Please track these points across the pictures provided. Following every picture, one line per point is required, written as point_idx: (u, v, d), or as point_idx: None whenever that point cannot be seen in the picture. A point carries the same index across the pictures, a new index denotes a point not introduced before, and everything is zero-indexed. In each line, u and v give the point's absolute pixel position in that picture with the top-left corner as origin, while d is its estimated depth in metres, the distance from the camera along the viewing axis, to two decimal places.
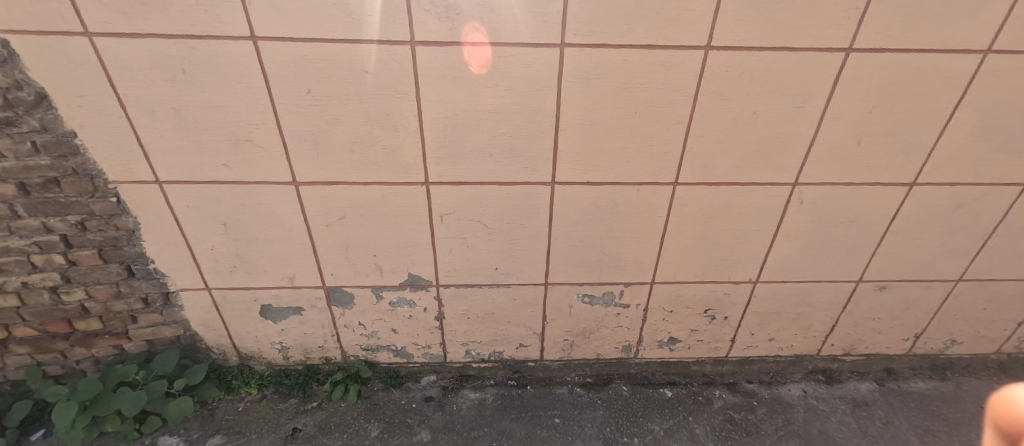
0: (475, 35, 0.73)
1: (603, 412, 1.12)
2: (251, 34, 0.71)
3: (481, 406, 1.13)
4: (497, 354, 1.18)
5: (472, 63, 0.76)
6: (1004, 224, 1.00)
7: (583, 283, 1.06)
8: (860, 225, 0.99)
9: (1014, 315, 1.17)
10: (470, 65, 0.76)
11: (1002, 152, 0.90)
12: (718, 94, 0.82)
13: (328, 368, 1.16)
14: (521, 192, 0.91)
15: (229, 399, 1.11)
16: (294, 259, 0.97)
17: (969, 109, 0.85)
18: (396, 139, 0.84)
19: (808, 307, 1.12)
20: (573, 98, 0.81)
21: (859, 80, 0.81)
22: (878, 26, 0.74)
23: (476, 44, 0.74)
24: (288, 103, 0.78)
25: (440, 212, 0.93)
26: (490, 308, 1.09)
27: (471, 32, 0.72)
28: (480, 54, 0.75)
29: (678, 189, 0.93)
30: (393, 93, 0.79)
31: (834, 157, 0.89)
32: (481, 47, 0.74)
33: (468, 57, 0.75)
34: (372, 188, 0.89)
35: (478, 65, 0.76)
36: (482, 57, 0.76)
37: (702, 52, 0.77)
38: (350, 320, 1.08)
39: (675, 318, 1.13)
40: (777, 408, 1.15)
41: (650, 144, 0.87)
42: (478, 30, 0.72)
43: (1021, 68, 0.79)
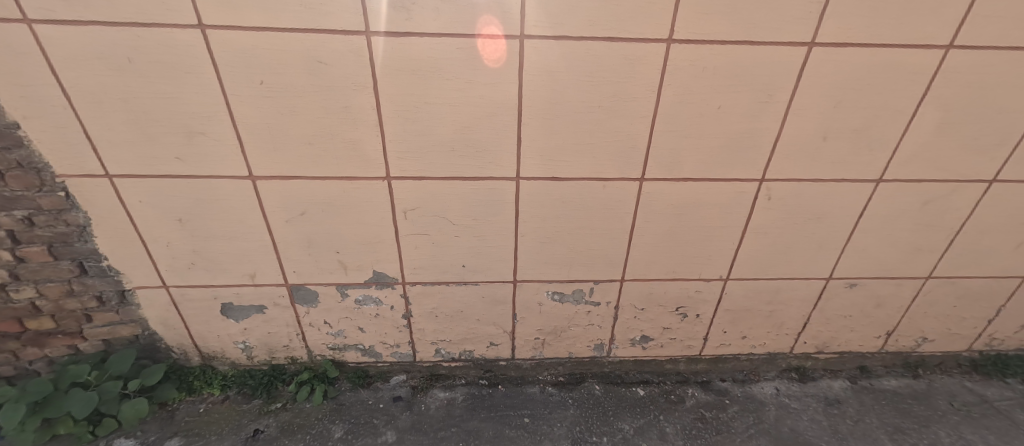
0: (490, 28, 0.72)
1: (573, 411, 1.11)
2: (199, 23, 0.68)
3: (451, 406, 1.11)
4: (468, 354, 1.16)
5: (490, 58, 0.75)
6: (972, 221, 1.00)
7: (552, 281, 1.04)
8: (828, 222, 0.99)
9: (983, 312, 1.17)
10: (489, 61, 0.75)
11: (967, 149, 0.90)
12: (683, 89, 0.80)
13: (294, 368, 1.14)
14: (486, 187, 0.90)
15: (190, 400, 1.08)
16: (254, 256, 0.95)
17: (934, 104, 0.84)
18: (354, 133, 0.81)
19: (779, 304, 1.12)
20: (535, 91, 0.79)
21: (823, 74, 0.80)
22: (840, 19, 0.74)
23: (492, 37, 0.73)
24: (241, 94, 0.76)
25: (403, 207, 0.91)
26: (459, 305, 1.07)
27: (487, 26, 0.71)
28: (495, 47, 0.74)
29: (645, 184, 0.91)
30: (350, 85, 0.77)
31: (801, 153, 0.88)
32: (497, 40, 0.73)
33: (485, 52, 0.75)
34: (331, 182, 0.87)
35: (492, 59, 0.75)
36: (498, 51, 0.74)
37: (664, 46, 0.75)
38: (315, 318, 1.05)
39: (647, 315, 1.12)
40: (749, 406, 1.14)
41: (617, 139, 0.85)
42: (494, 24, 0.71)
43: (981, 63, 0.79)
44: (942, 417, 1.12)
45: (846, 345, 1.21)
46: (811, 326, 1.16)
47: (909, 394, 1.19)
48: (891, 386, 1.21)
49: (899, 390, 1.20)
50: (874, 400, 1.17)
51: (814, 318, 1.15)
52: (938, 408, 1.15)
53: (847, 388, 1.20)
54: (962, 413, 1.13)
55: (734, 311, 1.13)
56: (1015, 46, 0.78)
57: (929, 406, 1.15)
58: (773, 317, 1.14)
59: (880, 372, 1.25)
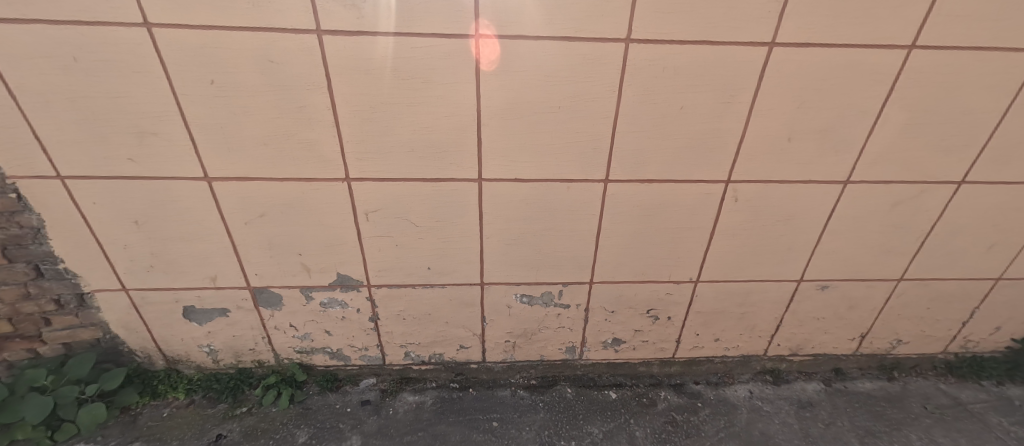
0: (485, 32, 0.71)
1: (543, 415, 1.10)
2: (144, 21, 0.66)
3: (419, 410, 1.10)
4: (438, 357, 1.15)
5: (487, 61, 0.75)
6: (942, 223, 1.00)
7: (520, 283, 1.03)
8: (797, 224, 0.98)
9: (957, 314, 1.16)
10: (486, 64, 0.75)
11: (935, 150, 0.89)
12: (644, 90, 0.79)
13: (262, 372, 1.13)
14: (448, 189, 0.88)
15: (154, 404, 1.07)
16: (214, 258, 0.93)
17: (899, 105, 0.83)
18: (311, 134, 0.80)
19: (751, 306, 1.11)
20: (493, 92, 0.78)
21: (786, 74, 0.78)
22: (800, 19, 0.72)
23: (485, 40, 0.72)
24: (192, 94, 0.74)
25: (365, 209, 0.90)
26: (427, 308, 1.05)
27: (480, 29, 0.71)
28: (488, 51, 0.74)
29: (610, 186, 0.90)
30: (303, 85, 0.75)
31: (766, 154, 0.88)
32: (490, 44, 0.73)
33: (482, 56, 0.74)
34: (289, 184, 0.85)
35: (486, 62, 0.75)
36: (490, 54, 0.74)
37: (623, 46, 0.74)
38: (281, 322, 1.04)
39: (618, 318, 1.11)
40: (721, 409, 1.13)
41: (579, 140, 0.84)
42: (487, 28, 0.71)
43: (945, 63, 0.78)
44: (915, 420, 1.11)
45: (820, 348, 1.21)
46: (784, 328, 1.16)
47: (882, 397, 1.18)
48: (865, 389, 1.20)
49: (873, 393, 1.19)
50: (847, 403, 1.16)
51: (787, 320, 1.14)
52: (911, 411, 1.14)
53: (820, 391, 1.20)
54: (934, 416, 1.12)
55: (706, 313, 1.12)
56: (979, 45, 0.77)
57: (902, 409, 1.14)
58: (746, 319, 1.13)
59: (855, 374, 1.24)
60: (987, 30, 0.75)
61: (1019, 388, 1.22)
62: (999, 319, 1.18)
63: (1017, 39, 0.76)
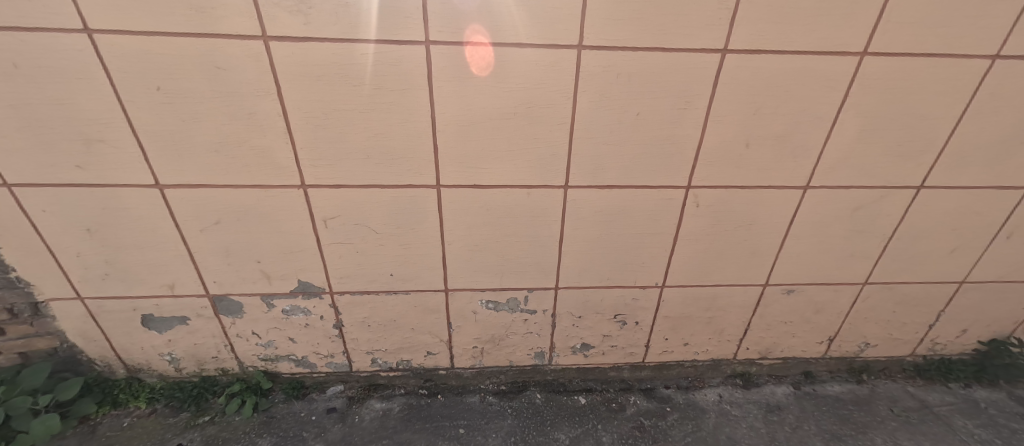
0: (478, 36, 0.70)
1: (511, 421, 1.09)
2: (85, 27, 0.65)
3: (385, 417, 1.09)
4: (406, 363, 1.14)
5: (481, 65, 0.74)
6: (903, 227, 1.00)
7: (485, 289, 1.02)
8: (760, 229, 0.98)
9: (923, 317, 1.17)
10: (480, 67, 0.74)
11: (892, 155, 0.89)
12: (599, 96, 0.79)
13: (227, 380, 1.12)
14: (407, 195, 0.88)
15: (115, 414, 1.06)
16: (171, 266, 0.92)
17: (854, 111, 0.84)
18: (263, 140, 0.79)
19: (719, 311, 1.11)
20: (447, 98, 0.77)
21: (740, 81, 0.79)
22: (751, 26, 0.72)
23: (479, 45, 0.72)
24: (137, 101, 0.73)
25: (323, 216, 0.89)
26: (392, 315, 1.05)
27: (475, 33, 0.70)
28: (483, 55, 0.73)
29: (571, 192, 0.90)
30: (252, 92, 0.74)
31: (724, 160, 0.88)
32: (484, 48, 0.72)
33: (476, 60, 0.73)
34: (244, 191, 0.84)
35: (480, 66, 0.74)
36: (485, 58, 0.73)
37: (576, 52, 0.74)
38: (243, 329, 1.03)
39: (585, 323, 1.11)
40: (689, 414, 1.13)
41: (536, 146, 0.84)
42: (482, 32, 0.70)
43: (897, 70, 0.79)
44: (880, 423, 1.12)
45: (789, 351, 1.21)
46: (751, 332, 1.16)
47: (850, 400, 1.19)
48: (833, 392, 1.21)
49: (841, 396, 1.20)
50: (815, 406, 1.17)
51: (754, 324, 1.15)
52: (878, 414, 1.15)
53: (789, 394, 1.20)
54: (900, 419, 1.13)
55: (673, 318, 1.12)
56: (930, 52, 0.77)
57: (869, 412, 1.15)
58: (713, 323, 1.13)
59: (825, 377, 1.25)
60: (937, 37, 0.75)
61: (985, 390, 1.23)
62: (964, 322, 1.19)
63: (967, 46, 0.77)
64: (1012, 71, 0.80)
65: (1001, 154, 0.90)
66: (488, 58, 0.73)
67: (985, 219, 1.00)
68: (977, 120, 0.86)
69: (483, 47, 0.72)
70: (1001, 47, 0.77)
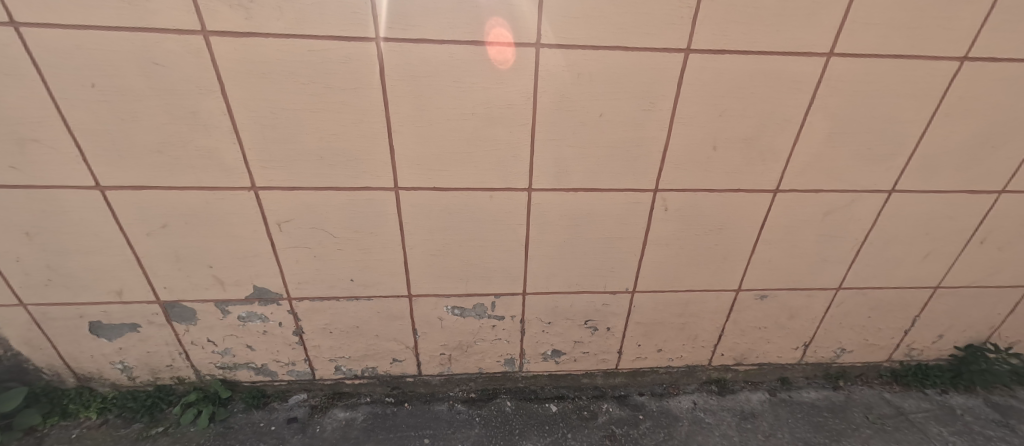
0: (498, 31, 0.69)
1: (478, 431, 1.06)
2: (11, 20, 0.61)
3: (348, 427, 1.05)
4: (371, 371, 1.10)
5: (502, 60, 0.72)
6: (876, 231, 0.99)
7: (449, 295, 0.99)
8: (730, 233, 0.96)
9: (899, 322, 1.16)
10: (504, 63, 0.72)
11: (862, 158, 0.88)
12: (559, 96, 0.76)
13: (183, 389, 1.08)
14: (363, 198, 0.84)
15: (65, 425, 1.02)
16: (118, 271, 0.88)
17: (822, 113, 0.82)
18: (207, 140, 0.75)
19: (692, 316, 1.09)
20: (402, 98, 0.75)
21: (704, 82, 0.77)
22: (713, 26, 0.71)
23: (496, 41, 0.70)
24: (73, 98, 0.69)
25: (276, 219, 0.85)
26: (354, 321, 1.01)
27: (493, 29, 0.68)
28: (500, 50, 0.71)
29: (534, 195, 0.87)
30: (195, 89, 0.71)
31: (692, 163, 0.86)
32: (502, 43, 0.70)
33: (497, 55, 0.71)
34: (190, 193, 0.80)
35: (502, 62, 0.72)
36: (502, 53, 0.71)
37: (534, 50, 0.71)
38: (197, 337, 0.99)
39: (555, 329, 1.08)
40: (662, 422, 1.11)
41: (496, 147, 0.81)
42: (502, 28, 0.68)
43: (864, 72, 0.77)
44: (855, 431, 1.10)
45: (765, 357, 1.19)
46: (726, 338, 1.14)
47: (826, 407, 1.17)
48: (810, 399, 1.19)
49: (817, 403, 1.18)
50: (790, 413, 1.15)
51: (729, 330, 1.12)
52: (853, 421, 1.13)
53: (765, 401, 1.18)
54: (876, 426, 1.11)
55: (646, 324, 1.09)
56: (897, 54, 0.75)
57: (844, 419, 1.13)
58: (687, 329, 1.11)
59: (801, 383, 1.23)
60: (904, 38, 0.74)
61: (962, 396, 1.22)
62: (940, 327, 1.18)
63: (934, 47, 0.75)
64: (980, 74, 0.79)
65: (972, 158, 0.89)
66: (505, 53, 0.71)
67: (958, 224, 0.99)
68: (946, 124, 0.85)
69: (500, 41, 0.70)
70: (968, 50, 0.76)
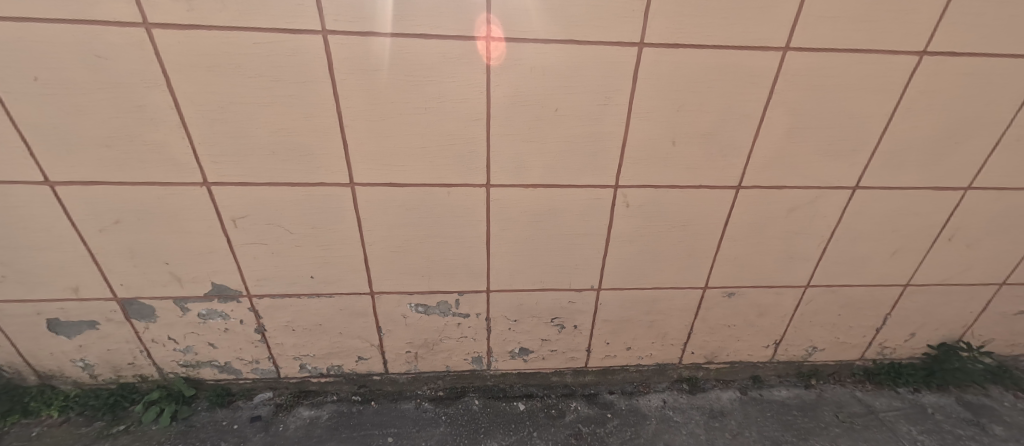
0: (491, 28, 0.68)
1: (443, 429, 1.06)
2: None
3: (312, 426, 1.05)
4: (337, 369, 1.10)
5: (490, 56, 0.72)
6: (842, 228, 0.98)
7: (413, 292, 0.99)
8: (695, 230, 0.95)
9: (870, 320, 1.15)
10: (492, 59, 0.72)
11: (824, 154, 0.87)
12: (514, 90, 0.75)
13: (147, 387, 1.07)
14: (319, 194, 0.83)
15: (25, 423, 1.01)
16: (74, 268, 0.87)
17: (782, 108, 0.81)
18: (156, 134, 0.74)
19: (660, 314, 1.08)
20: (352, 92, 0.73)
21: (660, 76, 0.76)
22: (666, 19, 0.69)
23: (490, 37, 0.69)
24: (15, 92, 0.68)
25: (230, 215, 0.84)
26: (317, 319, 1.00)
27: (487, 25, 0.68)
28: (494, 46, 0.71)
29: (492, 191, 0.86)
30: (140, 82, 0.69)
31: (651, 159, 0.85)
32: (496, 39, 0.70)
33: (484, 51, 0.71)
34: (142, 188, 0.79)
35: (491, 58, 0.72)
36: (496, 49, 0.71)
37: (485, 44, 0.70)
38: (157, 334, 0.98)
39: (522, 327, 1.07)
40: (630, 420, 1.11)
41: (452, 142, 0.80)
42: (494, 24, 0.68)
43: (823, 66, 0.76)
44: (824, 430, 1.09)
45: (736, 355, 1.19)
46: (695, 336, 1.13)
47: (796, 405, 1.16)
48: (780, 397, 1.19)
49: (787, 401, 1.17)
50: (759, 412, 1.14)
51: (698, 328, 1.12)
52: (822, 420, 1.12)
53: (735, 399, 1.18)
54: (844, 425, 1.11)
55: (613, 321, 1.08)
56: (855, 48, 0.74)
57: (813, 418, 1.13)
58: (655, 327, 1.10)
59: (773, 382, 1.23)
60: (862, 32, 0.72)
61: (934, 395, 1.21)
62: (911, 325, 1.17)
63: (892, 41, 0.74)
64: (940, 69, 0.78)
65: (936, 154, 0.88)
66: (498, 49, 0.71)
67: (925, 221, 0.98)
68: (908, 119, 0.84)
69: (494, 38, 0.70)
70: (927, 44, 0.75)
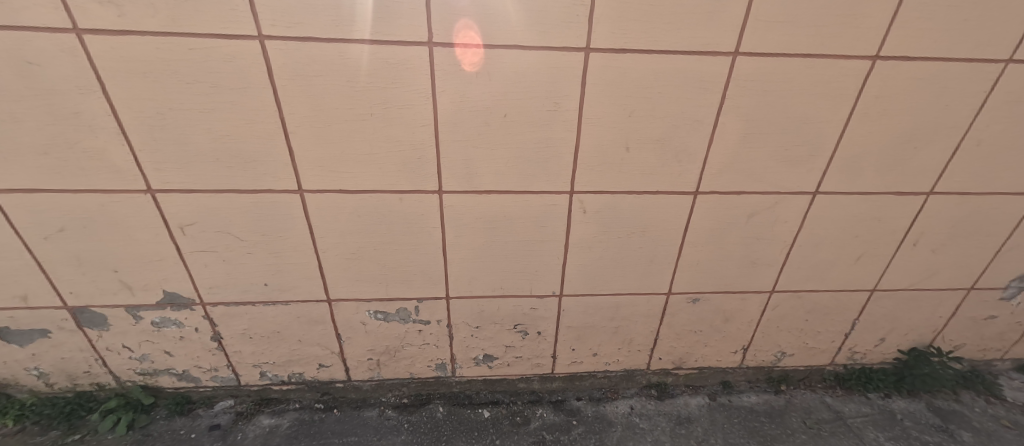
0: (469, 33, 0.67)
1: (404, 437, 1.05)
2: None
3: (272, 434, 1.04)
4: (298, 376, 1.09)
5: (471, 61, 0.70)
6: (804, 234, 0.97)
7: (371, 299, 0.98)
8: (654, 236, 0.94)
9: (838, 325, 1.14)
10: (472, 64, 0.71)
11: (781, 160, 0.86)
12: (459, 95, 0.74)
13: (105, 395, 1.06)
14: (267, 201, 0.82)
15: None
16: (20, 276, 0.86)
17: (734, 114, 0.80)
18: (96, 141, 0.73)
19: (624, 320, 1.07)
20: (294, 98, 0.72)
21: (609, 81, 0.74)
22: (612, 23, 0.68)
23: (469, 43, 0.68)
24: None
25: (178, 222, 0.83)
26: (274, 326, 0.99)
27: (465, 30, 0.67)
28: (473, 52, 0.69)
29: (445, 197, 0.85)
30: (74, 89, 0.68)
31: (605, 164, 0.84)
32: (475, 45, 0.68)
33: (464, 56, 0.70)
34: (85, 196, 0.78)
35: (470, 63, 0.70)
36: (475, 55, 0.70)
37: (427, 49, 0.68)
38: (112, 342, 0.97)
39: (484, 334, 1.06)
40: (595, 427, 1.10)
41: (400, 148, 0.79)
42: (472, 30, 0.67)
43: (774, 71, 0.75)
44: (789, 436, 1.09)
45: (703, 361, 1.18)
46: (661, 341, 1.13)
47: (764, 412, 1.16)
48: (749, 403, 1.18)
49: (755, 408, 1.17)
50: (726, 418, 1.14)
51: (663, 333, 1.11)
52: (789, 426, 1.12)
53: (702, 406, 1.17)
54: (810, 432, 1.10)
55: (577, 327, 1.08)
56: (806, 52, 0.73)
57: (780, 424, 1.12)
58: (620, 333, 1.10)
59: (742, 387, 1.22)
60: (811, 37, 0.71)
61: (904, 401, 1.20)
62: (880, 330, 1.16)
63: (843, 46, 0.73)
64: (893, 74, 0.77)
65: (895, 159, 0.87)
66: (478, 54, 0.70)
67: (888, 226, 0.97)
68: (865, 125, 0.83)
69: (473, 43, 0.68)
70: (878, 48, 0.74)
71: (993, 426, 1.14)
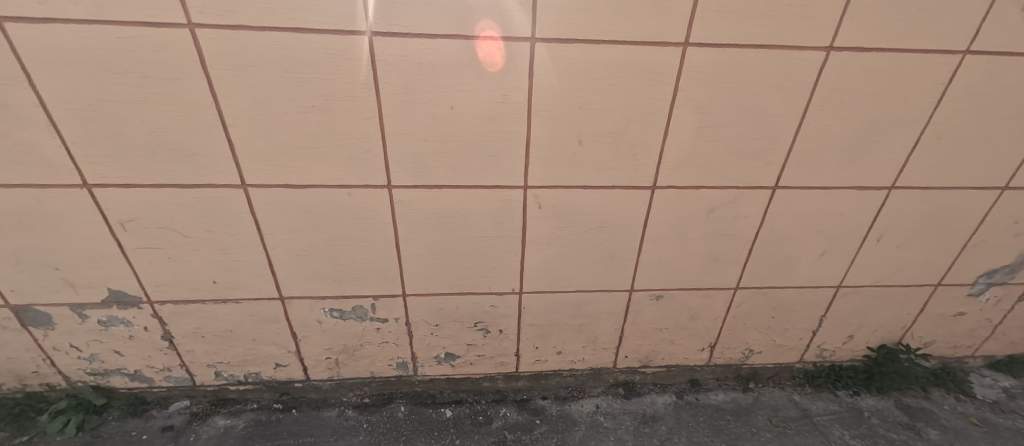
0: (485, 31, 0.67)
1: (362, 438, 1.03)
2: None
3: (226, 435, 1.03)
4: (255, 376, 1.07)
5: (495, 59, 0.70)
6: (765, 229, 0.95)
7: (325, 297, 0.96)
8: (613, 232, 0.93)
9: (804, 322, 1.13)
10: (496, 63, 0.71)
11: (738, 154, 0.84)
12: (403, 88, 0.72)
13: (55, 396, 1.04)
14: (210, 196, 0.80)
15: None
16: None
17: (687, 106, 0.78)
18: (27, 134, 0.70)
19: (587, 318, 1.06)
20: (231, 90, 0.69)
21: (559, 73, 0.72)
22: (557, 13, 0.65)
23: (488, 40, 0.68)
24: None
25: (119, 218, 0.81)
26: (227, 325, 0.97)
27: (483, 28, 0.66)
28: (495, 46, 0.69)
29: (396, 192, 0.83)
30: None
31: (559, 159, 0.82)
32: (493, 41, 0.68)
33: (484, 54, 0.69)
34: (17, 191, 0.75)
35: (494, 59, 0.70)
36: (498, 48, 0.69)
37: (366, 39, 0.66)
38: (59, 342, 0.95)
39: (444, 332, 1.05)
40: (558, 427, 1.08)
41: (345, 142, 0.77)
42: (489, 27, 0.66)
43: (726, 63, 0.73)
44: (754, 435, 1.08)
45: (670, 358, 1.17)
46: (626, 339, 1.11)
47: (730, 410, 1.15)
48: (715, 402, 1.17)
49: (722, 406, 1.16)
50: (691, 417, 1.12)
51: (627, 331, 1.10)
52: (753, 424, 1.11)
53: (669, 404, 1.16)
54: (775, 430, 1.09)
55: (539, 325, 1.06)
56: (757, 43, 0.71)
57: (745, 422, 1.11)
58: (584, 331, 1.08)
59: (709, 385, 1.21)
60: (762, 27, 0.70)
61: (874, 399, 1.19)
62: (848, 327, 1.15)
63: (795, 36, 0.71)
64: (848, 65, 0.75)
65: (854, 153, 0.86)
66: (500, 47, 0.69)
67: (850, 222, 0.96)
68: (821, 118, 0.81)
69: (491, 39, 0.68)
70: (832, 39, 0.72)
71: (960, 424, 1.13)
